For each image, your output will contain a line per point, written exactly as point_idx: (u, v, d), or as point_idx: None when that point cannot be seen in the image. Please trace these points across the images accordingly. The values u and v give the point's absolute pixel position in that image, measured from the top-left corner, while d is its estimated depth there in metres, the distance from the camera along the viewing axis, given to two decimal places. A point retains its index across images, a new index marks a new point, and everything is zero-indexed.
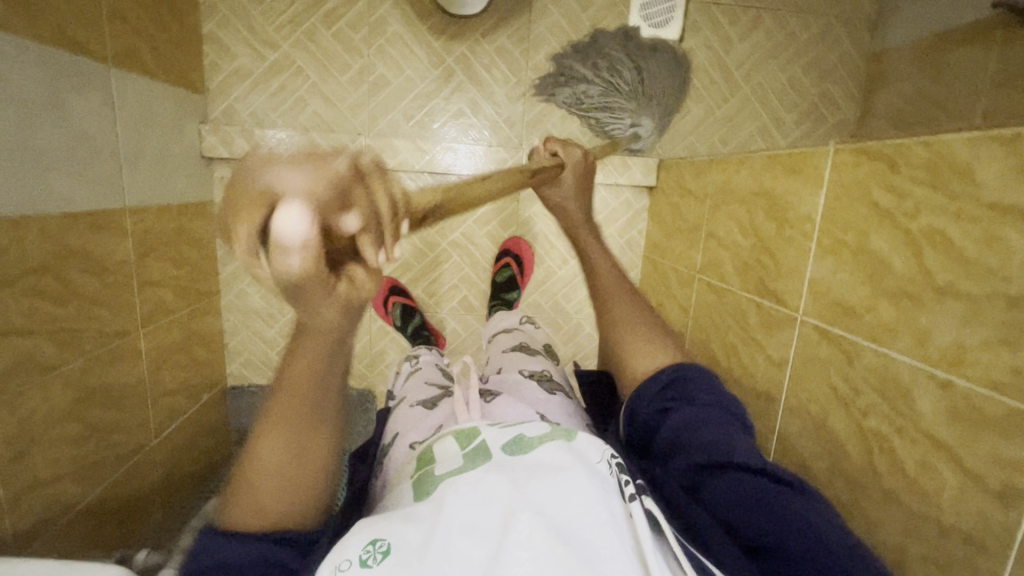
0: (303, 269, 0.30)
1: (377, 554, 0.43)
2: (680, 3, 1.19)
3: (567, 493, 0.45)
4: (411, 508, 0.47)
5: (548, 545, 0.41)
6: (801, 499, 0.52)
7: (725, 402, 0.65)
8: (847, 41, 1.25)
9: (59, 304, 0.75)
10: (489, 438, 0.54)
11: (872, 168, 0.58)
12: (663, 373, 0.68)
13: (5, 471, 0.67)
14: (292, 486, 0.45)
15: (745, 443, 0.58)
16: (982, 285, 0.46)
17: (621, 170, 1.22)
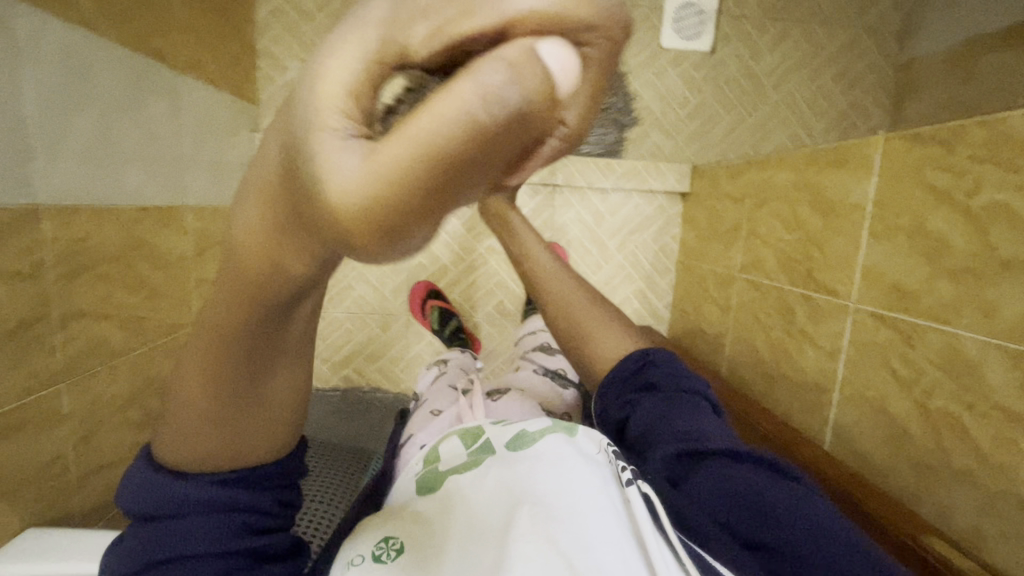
0: (462, 119, 0.17)
1: (390, 552, 0.44)
2: (711, 16, 1.24)
3: (568, 482, 0.46)
4: (418, 510, 0.48)
5: (546, 534, 0.41)
6: (784, 486, 0.48)
7: (689, 386, 0.62)
8: (875, 51, 1.27)
9: (127, 292, 0.78)
10: (494, 438, 0.55)
11: (926, 151, 0.60)
12: (629, 359, 0.66)
13: (75, 450, 0.68)
14: (246, 441, 0.35)
15: (718, 430, 0.56)
16: None
17: (655, 176, 1.24)
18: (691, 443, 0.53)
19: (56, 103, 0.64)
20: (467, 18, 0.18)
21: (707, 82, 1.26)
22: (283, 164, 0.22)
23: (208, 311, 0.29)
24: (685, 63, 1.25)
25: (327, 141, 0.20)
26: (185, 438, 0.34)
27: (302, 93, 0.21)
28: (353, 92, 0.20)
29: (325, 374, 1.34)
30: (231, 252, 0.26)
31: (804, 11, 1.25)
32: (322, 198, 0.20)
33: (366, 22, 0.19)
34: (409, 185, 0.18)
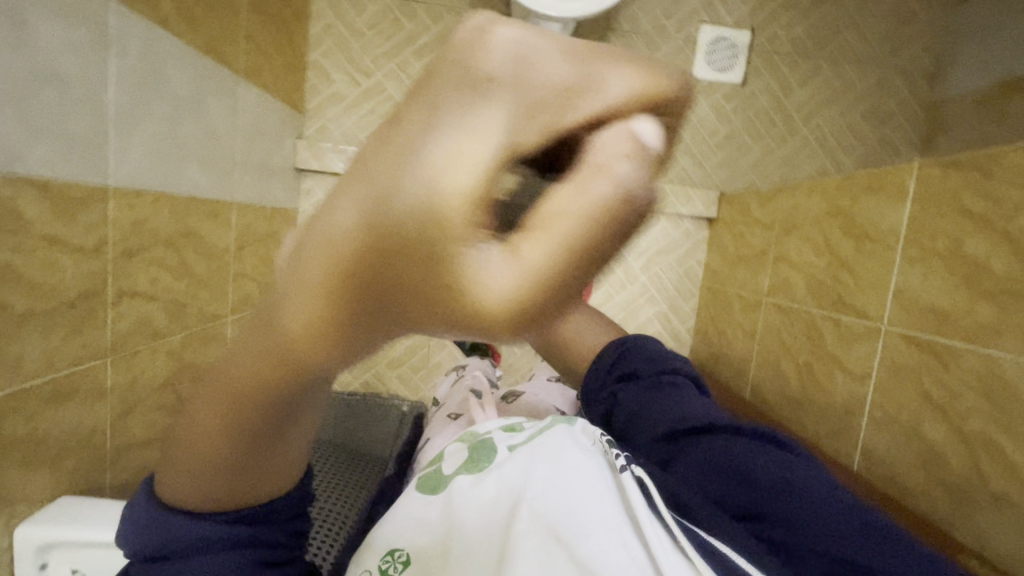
0: (611, 215, 0.17)
1: (397, 565, 0.46)
2: (743, 50, 1.28)
3: (567, 475, 0.46)
4: (421, 512, 0.50)
5: (546, 537, 0.42)
6: (767, 454, 0.52)
7: (668, 367, 0.67)
8: (904, 90, 1.30)
9: (174, 277, 0.82)
10: (495, 439, 0.55)
11: (963, 177, 0.61)
12: (606, 351, 0.72)
13: (114, 425, 0.70)
14: (257, 483, 0.33)
15: (698, 406, 0.60)
16: None
17: (683, 201, 1.27)
18: (675, 424, 0.58)
19: (133, 94, 0.69)
20: (573, 109, 0.17)
21: (737, 113, 1.29)
22: (367, 273, 0.18)
23: (222, 378, 0.26)
24: (716, 93, 1.29)
25: (451, 251, 0.17)
26: (191, 482, 0.32)
27: (396, 196, 0.17)
28: (477, 196, 0.16)
29: (347, 379, 1.35)
30: (258, 338, 0.23)
31: (835, 49, 1.29)
32: (455, 309, 0.17)
33: (466, 117, 0.16)
34: (564, 286, 0.17)
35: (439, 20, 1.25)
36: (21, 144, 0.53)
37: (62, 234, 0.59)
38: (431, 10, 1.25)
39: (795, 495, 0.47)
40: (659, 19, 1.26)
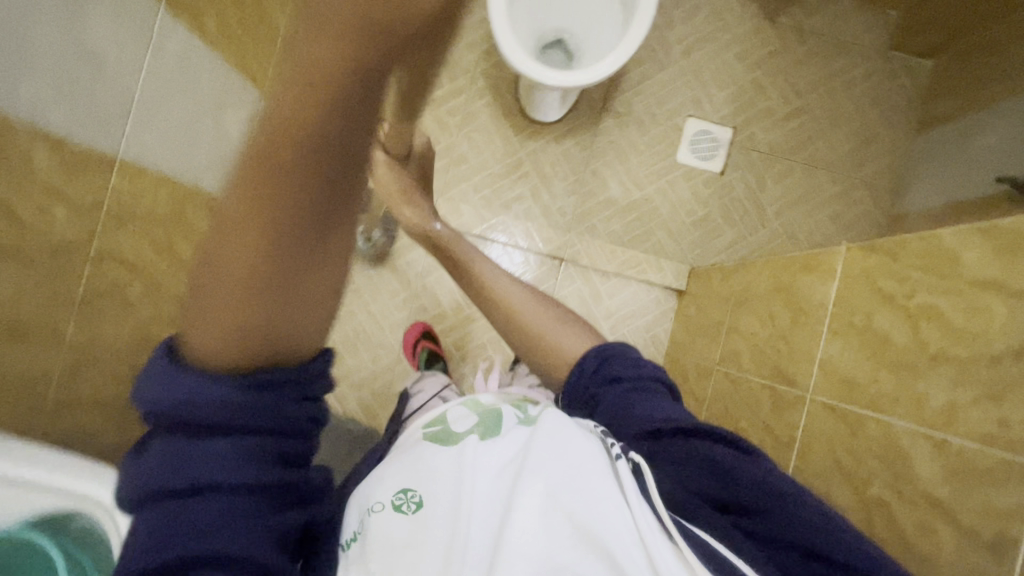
0: None
1: (410, 504, 0.55)
2: (723, 144, 1.41)
3: (569, 455, 0.55)
4: (432, 457, 0.59)
5: (546, 499, 0.52)
6: (742, 456, 0.59)
7: (645, 373, 0.72)
8: (868, 201, 1.40)
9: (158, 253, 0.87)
10: (502, 412, 0.65)
11: (878, 259, 0.68)
12: (587, 357, 0.76)
13: (60, 378, 0.72)
14: (301, 309, 0.33)
15: (674, 410, 0.67)
16: (967, 349, 0.54)
17: (654, 269, 1.37)
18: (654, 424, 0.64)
19: (154, 84, 0.78)
20: None
21: (713, 198, 1.40)
22: None
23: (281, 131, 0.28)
24: (696, 178, 1.40)
25: None
26: (229, 302, 0.30)
27: None
28: None
29: None
30: None
31: (807, 156, 1.41)
32: None
33: None
34: None
35: (454, 78, 1.40)
36: (41, 103, 0.61)
37: (61, 186, 0.66)
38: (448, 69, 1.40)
39: (759, 487, 0.56)
40: (651, 109, 1.41)
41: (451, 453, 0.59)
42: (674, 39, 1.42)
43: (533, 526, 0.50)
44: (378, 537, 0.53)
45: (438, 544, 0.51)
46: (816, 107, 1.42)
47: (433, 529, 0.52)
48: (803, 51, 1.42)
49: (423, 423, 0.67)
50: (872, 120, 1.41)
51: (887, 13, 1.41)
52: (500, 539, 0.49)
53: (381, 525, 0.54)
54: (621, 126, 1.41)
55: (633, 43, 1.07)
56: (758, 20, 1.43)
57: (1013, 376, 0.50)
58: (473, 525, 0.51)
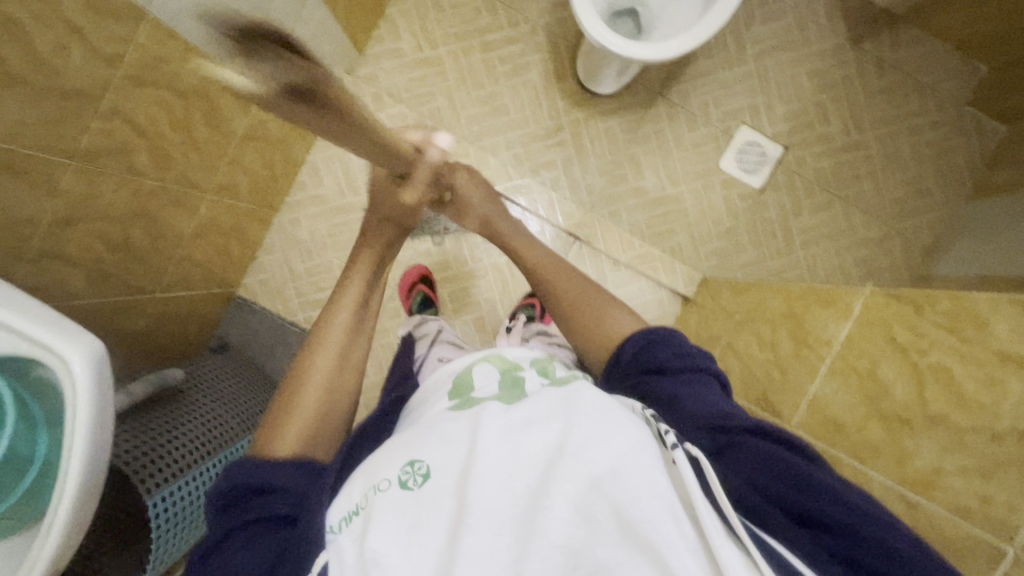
0: None
1: (415, 477, 0.52)
2: (770, 161, 1.35)
3: (615, 441, 0.50)
4: (447, 424, 0.56)
5: (585, 484, 0.47)
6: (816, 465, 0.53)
7: (695, 360, 0.64)
8: (900, 255, 1.34)
9: (175, 129, 0.84)
10: (527, 377, 0.63)
11: (899, 309, 0.65)
12: (630, 343, 0.68)
13: (51, 228, 0.69)
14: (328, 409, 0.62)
15: (732, 404, 0.60)
16: (970, 418, 0.54)
17: (666, 270, 1.34)
18: (715, 421, 0.57)
19: None
20: None
21: (746, 214, 1.36)
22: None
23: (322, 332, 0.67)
24: (732, 188, 1.35)
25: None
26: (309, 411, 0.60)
27: None
28: None
29: (292, 307, 1.33)
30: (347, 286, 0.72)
31: (851, 194, 1.35)
32: None
33: None
34: None
35: (515, 24, 1.33)
36: None
37: (85, 27, 0.63)
38: (509, 13, 1.33)
39: (841, 502, 0.48)
40: (706, 106, 1.35)
41: (469, 419, 0.56)
42: (749, 40, 1.35)
43: (568, 517, 0.46)
44: (384, 517, 0.49)
45: (446, 521, 0.48)
46: (874, 146, 1.36)
47: (442, 509, 0.49)
48: (877, 84, 1.35)
49: (444, 393, 0.65)
50: (927, 173, 1.35)
51: (976, 66, 1.33)
52: (527, 528, 0.46)
53: (390, 502, 0.50)
54: (672, 117, 1.35)
55: (709, 28, 1.01)
56: (841, 41, 1.35)
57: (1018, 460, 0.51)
58: (495, 503, 0.48)
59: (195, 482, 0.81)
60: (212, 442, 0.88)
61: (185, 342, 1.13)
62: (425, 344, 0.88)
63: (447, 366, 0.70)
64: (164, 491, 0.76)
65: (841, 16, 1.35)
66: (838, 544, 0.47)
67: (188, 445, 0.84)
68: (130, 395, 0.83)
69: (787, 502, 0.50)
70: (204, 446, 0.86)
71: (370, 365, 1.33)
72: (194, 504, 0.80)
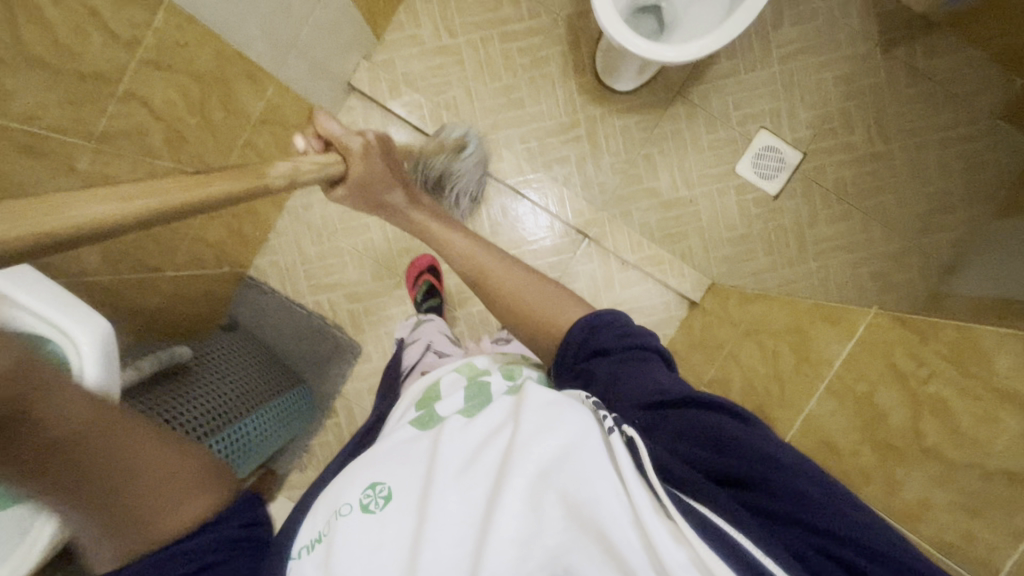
0: None
1: (378, 500, 0.54)
2: (789, 167, 1.33)
3: (556, 430, 0.51)
4: (412, 443, 0.59)
5: (528, 482, 0.49)
6: (748, 429, 0.51)
7: (634, 338, 0.60)
8: (915, 271, 1.31)
9: (191, 114, 0.86)
10: (490, 381, 0.65)
11: (903, 334, 0.64)
12: (573, 330, 0.63)
13: None
14: (168, 508, 0.51)
15: (669, 378, 0.57)
16: (961, 452, 0.54)
17: (674, 273, 1.32)
18: (650, 397, 0.55)
19: None
20: None
21: (760, 220, 1.33)
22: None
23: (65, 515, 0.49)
24: (747, 194, 1.33)
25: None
26: (162, 517, 0.51)
27: None
28: None
29: (301, 290, 1.35)
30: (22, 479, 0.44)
31: (870, 205, 1.32)
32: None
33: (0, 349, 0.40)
34: None
35: (536, 16, 1.32)
36: None
37: (103, 10, 0.64)
38: (531, 5, 1.31)
39: (761, 461, 0.48)
40: (726, 108, 1.33)
41: (431, 436, 0.58)
42: (776, 41, 1.32)
43: (518, 509, 0.49)
44: (349, 540, 0.52)
45: (411, 535, 0.51)
46: (897, 157, 1.32)
47: (403, 525, 0.52)
48: (907, 94, 1.31)
49: (412, 404, 0.68)
50: (950, 189, 1.31)
51: (1012, 80, 1.28)
52: (482, 526, 0.49)
53: (354, 527, 0.53)
54: (691, 118, 1.33)
55: (731, 30, 0.99)
56: (871, 46, 1.31)
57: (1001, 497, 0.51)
58: (451, 512, 0.51)
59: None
60: (212, 423, 0.92)
61: (195, 322, 1.15)
62: (416, 349, 0.89)
63: (415, 387, 0.71)
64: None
65: (873, 20, 1.31)
66: (763, 503, 0.47)
67: (189, 425, 0.87)
68: (139, 370, 0.85)
69: (714, 466, 0.50)
70: (205, 426, 0.90)
71: (374, 351, 1.34)
72: None
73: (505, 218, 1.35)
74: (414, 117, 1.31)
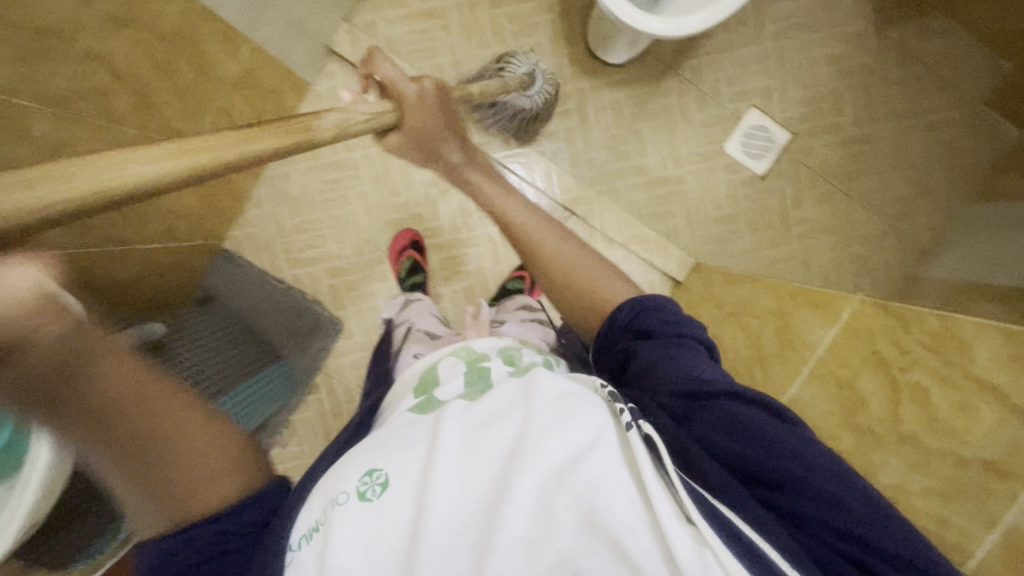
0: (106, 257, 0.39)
1: (375, 486, 0.52)
2: (777, 147, 1.32)
3: (572, 429, 0.49)
4: (411, 427, 0.57)
5: (541, 481, 0.48)
6: (788, 428, 0.51)
7: (681, 327, 0.60)
8: (893, 254, 1.33)
9: (159, 76, 0.81)
10: (491, 367, 0.63)
11: (886, 323, 0.66)
12: (619, 309, 0.62)
13: None
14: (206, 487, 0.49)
15: (714, 371, 0.56)
16: (938, 441, 0.56)
17: (659, 253, 1.32)
18: (688, 386, 0.54)
19: None
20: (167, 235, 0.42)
21: (746, 201, 1.33)
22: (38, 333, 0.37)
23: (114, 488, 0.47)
24: (735, 173, 1.33)
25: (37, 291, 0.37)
26: (198, 494, 0.49)
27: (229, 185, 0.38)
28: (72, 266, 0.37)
29: (280, 264, 1.31)
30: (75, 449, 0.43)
31: (853, 188, 1.33)
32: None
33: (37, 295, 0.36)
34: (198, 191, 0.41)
35: None
36: None
37: None
38: None
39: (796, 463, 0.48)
40: (717, 85, 1.31)
41: (431, 421, 0.56)
42: (770, 16, 1.29)
43: (529, 509, 0.47)
44: (343, 529, 0.50)
45: (408, 526, 0.50)
46: (883, 140, 1.32)
47: (401, 515, 0.50)
48: (897, 75, 1.31)
49: (409, 390, 0.66)
50: (931, 172, 1.32)
51: (998, 64, 1.28)
52: (487, 521, 0.48)
53: (349, 514, 0.51)
54: (682, 94, 1.31)
55: (727, 6, 0.96)
56: (863, 26, 1.30)
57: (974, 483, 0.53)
58: (454, 505, 0.49)
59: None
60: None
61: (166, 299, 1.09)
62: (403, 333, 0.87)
63: (411, 372, 0.70)
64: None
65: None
66: (792, 505, 0.48)
67: None
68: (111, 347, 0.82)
69: (747, 462, 0.50)
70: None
71: (356, 327, 1.32)
72: None
73: None
74: None
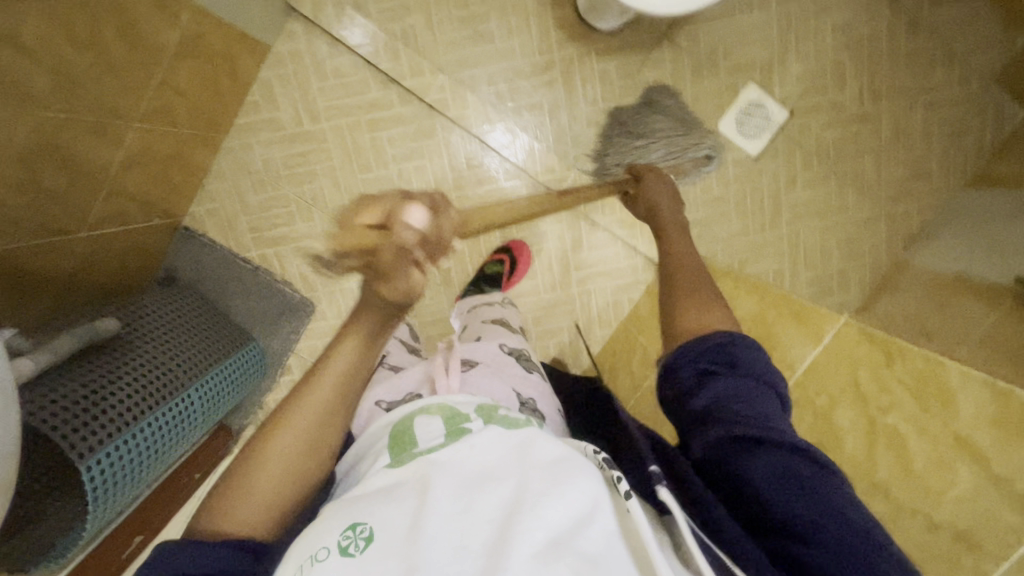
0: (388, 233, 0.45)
1: (358, 541, 0.48)
2: (774, 126, 1.24)
3: (568, 498, 0.48)
4: (398, 482, 0.52)
5: (542, 549, 0.45)
6: (827, 481, 0.47)
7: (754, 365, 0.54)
8: (884, 237, 1.27)
9: (82, 50, 0.75)
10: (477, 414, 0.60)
11: (872, 352, 0.76)
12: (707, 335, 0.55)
13: None
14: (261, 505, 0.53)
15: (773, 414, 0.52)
16: (913, 489, 0.68)
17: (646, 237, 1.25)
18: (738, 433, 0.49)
19: None
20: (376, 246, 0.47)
21: (736, 183, 1.27)
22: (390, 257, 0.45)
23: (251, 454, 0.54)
24: (726, 153, 1.25)
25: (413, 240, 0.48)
26: (250, 516, 0.52)
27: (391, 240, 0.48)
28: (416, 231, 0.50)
29: (246, 242, 1.24)
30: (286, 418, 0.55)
31: (849, 170, 1.26)
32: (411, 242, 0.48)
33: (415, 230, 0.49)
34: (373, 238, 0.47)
35: None
36: None
37: None
38: None
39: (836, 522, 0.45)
40: (713, 55, 1.22)
41: (417, 476, 0.52)
42: None
43: None
44: None
45: None
46: (884, 120, 1.25)
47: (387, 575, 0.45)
48: (906, 47, 1.22)
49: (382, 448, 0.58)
50: (930, 154, 1.25)
51: (1015, 38, 1.19)
52: None
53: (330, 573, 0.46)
54: (676, 62, 1.21)
55: None
56: None
57: (947, 543, 0.64)
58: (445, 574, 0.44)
59: (130, 443, 0.82)
60: (148, 402, 0.86)
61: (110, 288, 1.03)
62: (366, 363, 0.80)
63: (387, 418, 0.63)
64: (96, 457, 0.77)
65: None
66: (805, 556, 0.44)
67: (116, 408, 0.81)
68: (55, 352, 0.77)
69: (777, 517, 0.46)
70: (136, 407, 0.84)
71: (328, 309, 1.24)
72: (132, 459, 0.82)
73: (468, 168, 1.22)
74: (368, 48, 1.17)
